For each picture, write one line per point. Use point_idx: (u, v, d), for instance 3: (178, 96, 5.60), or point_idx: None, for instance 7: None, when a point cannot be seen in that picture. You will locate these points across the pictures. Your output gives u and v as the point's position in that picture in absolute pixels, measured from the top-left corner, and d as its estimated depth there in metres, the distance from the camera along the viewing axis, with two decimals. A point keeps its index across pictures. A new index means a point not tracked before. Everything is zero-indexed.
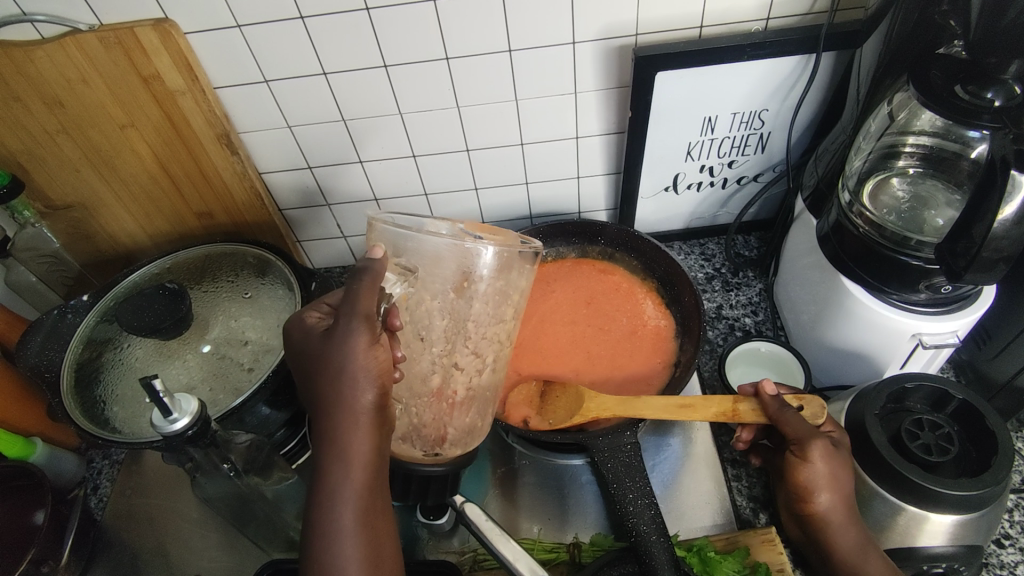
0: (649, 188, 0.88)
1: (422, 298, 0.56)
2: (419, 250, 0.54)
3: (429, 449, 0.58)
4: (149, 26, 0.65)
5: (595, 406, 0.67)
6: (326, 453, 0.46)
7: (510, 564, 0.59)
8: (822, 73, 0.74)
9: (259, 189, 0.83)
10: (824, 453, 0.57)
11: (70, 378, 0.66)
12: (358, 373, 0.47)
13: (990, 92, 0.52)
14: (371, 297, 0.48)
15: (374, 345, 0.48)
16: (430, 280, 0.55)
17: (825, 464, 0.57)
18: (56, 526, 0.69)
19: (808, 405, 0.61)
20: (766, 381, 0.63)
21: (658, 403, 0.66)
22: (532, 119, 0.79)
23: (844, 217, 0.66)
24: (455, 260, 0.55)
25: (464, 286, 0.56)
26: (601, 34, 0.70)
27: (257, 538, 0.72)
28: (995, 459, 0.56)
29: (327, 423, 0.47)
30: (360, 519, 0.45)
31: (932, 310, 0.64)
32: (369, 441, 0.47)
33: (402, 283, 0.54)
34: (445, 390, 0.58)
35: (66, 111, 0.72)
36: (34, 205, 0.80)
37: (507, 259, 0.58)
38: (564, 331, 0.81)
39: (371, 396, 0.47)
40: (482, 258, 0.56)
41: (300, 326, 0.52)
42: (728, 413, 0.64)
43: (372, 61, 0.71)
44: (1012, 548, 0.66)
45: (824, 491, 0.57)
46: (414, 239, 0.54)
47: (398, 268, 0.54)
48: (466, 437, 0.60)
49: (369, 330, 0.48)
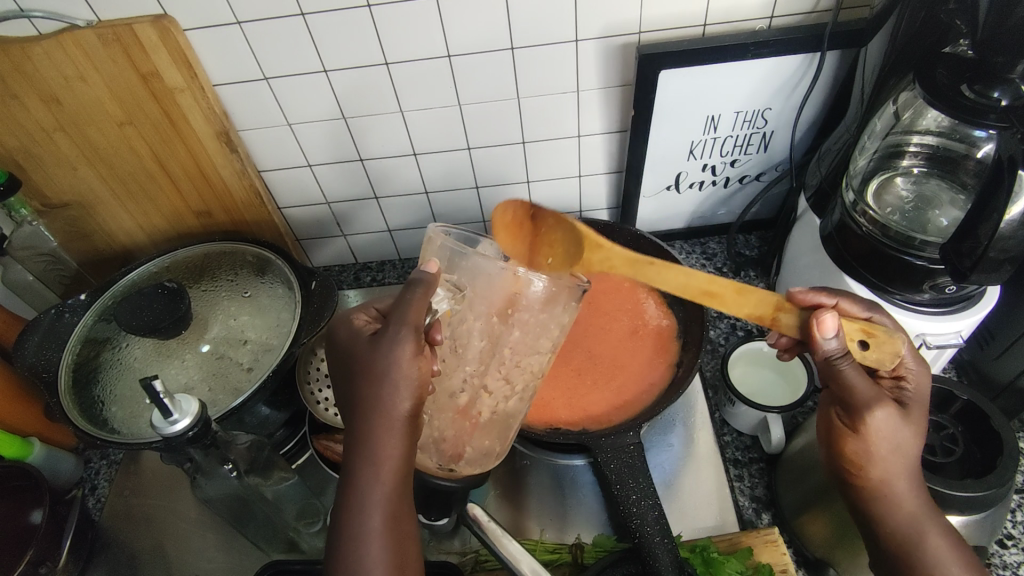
0: (652, 188, 0.87)
1: (466, 316, 0.57)
2: (471, 270, 0.56)
3: (443, 463, 0.59)
4: (148, 22, 0.64)
5: (597, 260, 0.58)
6: (357, 456, 0.46)
7: (512, 564, 0.59)
8: (827, 71, 0.73)
9: (257, 187, 0.82)
10: (885, 421, 0.50)
11: (68, 378, 0.66)
12: (399, 380, 0.47)
13: (997, 92, 0.52)
14: (422, 309, 0.49)
15: (419, 355, 0.48)
16: (475, 301, 0.57)
17: (882, 432, 0.50)
18: (54, 526, 0.68)
19: (876, 349, 0.50)
20: (825, 318, 0.49)
21: (675, 280, 0.56)
22: (534, 117, 0.78)
23: (848, 217, 0.65)
24: (503, 285, 0.55)
25: (507, 312, 0.56)
26: (603, 32, 0.69)
27: (257, 539, 0.71)
28: (1001, 459, 0.55)
29: (361, 427, 0.47)
30: (387, 524, 0.45)
31: (935, 310, 0.63)
32: (401, 445, 0.47)
33: (449, 299, 0.57)
34: (472, 409, 0.57)
35: (64, 108, 0.71)
36: (31, 203, 0.79)
37: (557, 291, 0.56)
38: (579, 337, 0.80)
39: (409, 404, 0.47)
40: (532, 288, 0.55)
41: (348, 326, 0.51)
42: (766, 321, 0.55)
43: (373, 58, 0.70)
44: (1015, 549, 0.66)
45: (878, 465, 0.51)
46: (470, 259, 0.56)
47: (449, 285, 0.57)
48: (482, 460, 0.59)
49: (416, 339, 0.48)
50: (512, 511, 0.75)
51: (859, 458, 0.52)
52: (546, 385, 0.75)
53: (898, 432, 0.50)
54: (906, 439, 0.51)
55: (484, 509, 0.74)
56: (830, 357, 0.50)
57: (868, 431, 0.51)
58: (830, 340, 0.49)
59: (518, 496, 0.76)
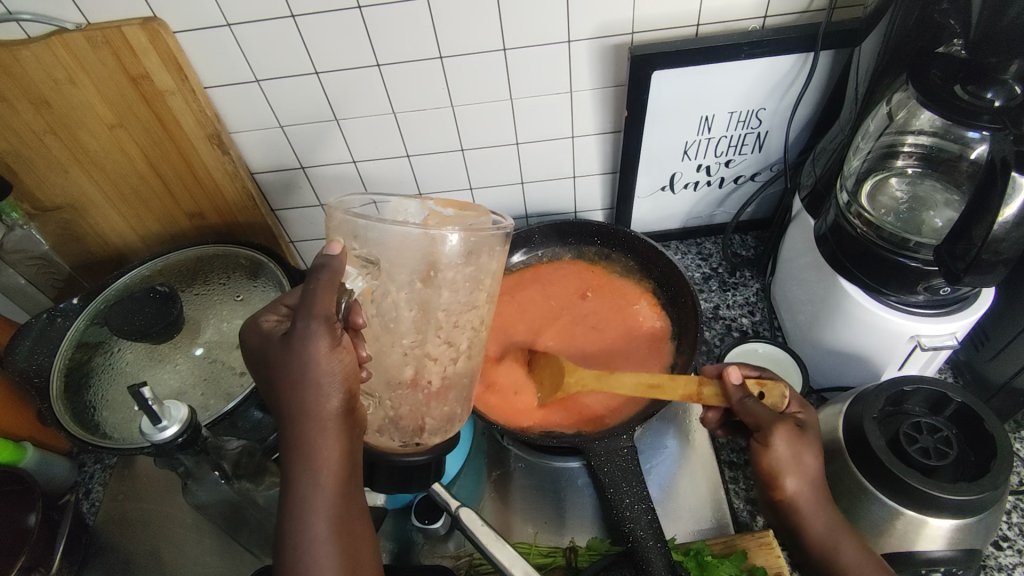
0: (646, 187, 0.87)
1: (388, 290, 0.54)
2: (382, 239, 0.53)
3: (408, 439, 0.57)
4: (136, 25, 0.64)
5: (573, 380, 0.70)
6: (295, 461, 0.46)
7: (506, 570, 0.59)
8: (822, 71, 0.73)
9: (250, 188, 0.82)
10: (788, 437, 0.56)
11: (59, 383, 0.65)
12: (321, 378, 0.46)
13: (990, 92, 0.51)
14: (330, 297, 0.48)
15: (337, 348, 0.47)
16: (395, 271, 0.54)
17: (788, 448, 0.56)
18: (47, 531, 0.68)
19: (770, 392, 0.60)
20: (730, 367, 0.61)
21: (627, 380, 0.67)
22: (528, 118, 0.78)
23: (842, 218, 0.65)
24: (420, 248, 0.53)
25: (431, 275, 0.55)
26: (597, 33, 0.69)
27: (251, 543, 0.71)
28: (995, 463, 0.55)
29: (293, 432, 0.46)
30: (335, 528, 0.45)
31: (930, 311, 0.63)
32: (337, 445, 0.46)
33: (365, 276, 0.54)
34: (420, 381, 0.57)
35: (53, 111, 0.70)
36: (22, 206, 0.78)
37: (476, 242, 0.56)
38: (538, 328, 0.81)
39: (338, 401, 0.47)
40: (448, 243, 0.54)
41: (257, 330, 0.51)
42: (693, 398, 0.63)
43: (366, 60, 0.70)
44: (1011, 551, 0.66)
45: (792, 475, 0.56)
46: (375, 228, 0.52)
47: (359, 261, 0.54)
48: (446, 425, 0.59)
49: (329, 332, 0.47)
50: (504, 512, 0.75)
51: (771, 470, 0.57)
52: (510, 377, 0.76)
53: (802, 449, 0.56)
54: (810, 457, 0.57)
55: (478, 512, 0.74)
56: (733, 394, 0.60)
57: (774, 449, 0.56)
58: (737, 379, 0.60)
59: (511, 499, 0.76)
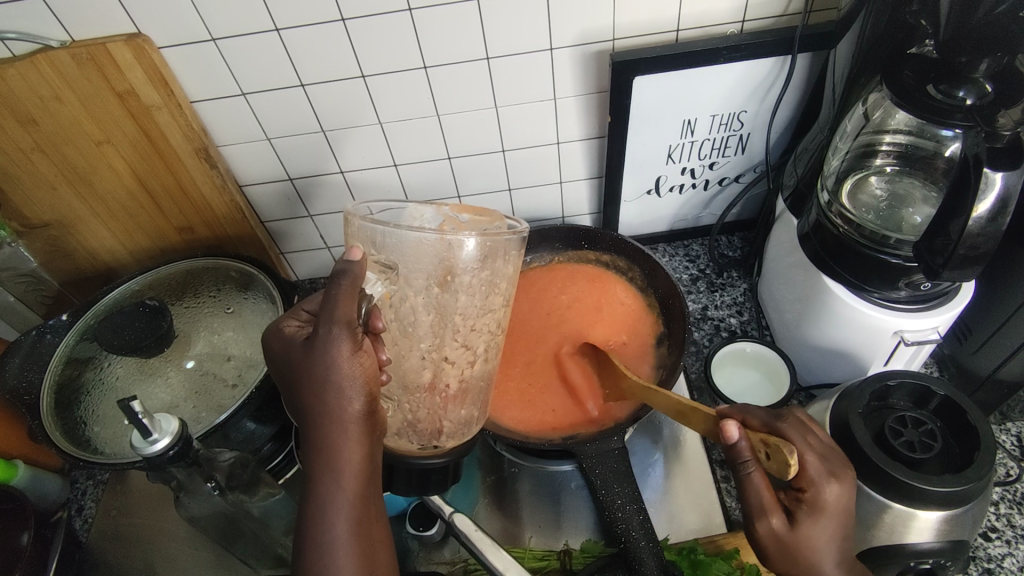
0: (631, 191, 0.88)
1: (406, 295, 0.55)
2: (399, 247, 0.54)
3: (426, 442, 0.59)
4: (121, 41, 0.65)
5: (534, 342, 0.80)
6: (318, 462, 0.47)
7: (500, 573, 0.60)
8: (798, 75, 0.75)
9: (239, 202, 0.82)
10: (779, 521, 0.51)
11: (50, 400, 0.65)
12: (344, 382, 0.47)
13: (962, 91, 0.53)
14: (351, 302, 0.49)
15: (358, 352, 0.48)
16: (411, 276, 0.54)
17: (777, 539, 0.51)
18: (39, 547, 0.68)
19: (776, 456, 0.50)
20: (728, 422, 0.52)
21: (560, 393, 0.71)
22: (512, 125, 0.79)
23: (824, 217, 0.66)
24: (437, 254, 0.54)
25: (448, 280, 0.55)
26: (578, 41, 0.70)
27: (245, 556, 0.70)
28: (979, 454, 0.56)
29: (316, 435, 0.47)
30: (353, 530, 0.45)
31: (912, 306, 0.64)
32: (359, 448, 0.47)
33: (382, 281, 0.54)
34: (438, 383, 0.57)
35: (41, 129, 0.70)
36: (11, 224, 0.78)
37: (492, 247, 0.56)
38: (541, 334, 0.81)
39: (360, 404, 0.48)
40: (465, 249, 0.54)
41: (279, 336, 0.52)
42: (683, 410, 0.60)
43: (350, 70, 0.71)
44: (998, 541, 0.67)
45: (782, 558, 0.52)
46: (392, 235, 0.53)
47: (378, 266, 0.54)
48: (463, 429, 0.60)
49: (351, 336, 0.48)
50: (502, 519, 0.75)
51: (763, 547, 0.53)
52: (513, 382, 0.77)
53: (798, 531, 0.51)
54: (810, 535, 0.50)
55: (474, 519, 0.74)
56: (739, 459, 0.52)
57: (761, 531, 0.52)
58: (736, 440, 0.52)
59: (509, 503, 0.76)
